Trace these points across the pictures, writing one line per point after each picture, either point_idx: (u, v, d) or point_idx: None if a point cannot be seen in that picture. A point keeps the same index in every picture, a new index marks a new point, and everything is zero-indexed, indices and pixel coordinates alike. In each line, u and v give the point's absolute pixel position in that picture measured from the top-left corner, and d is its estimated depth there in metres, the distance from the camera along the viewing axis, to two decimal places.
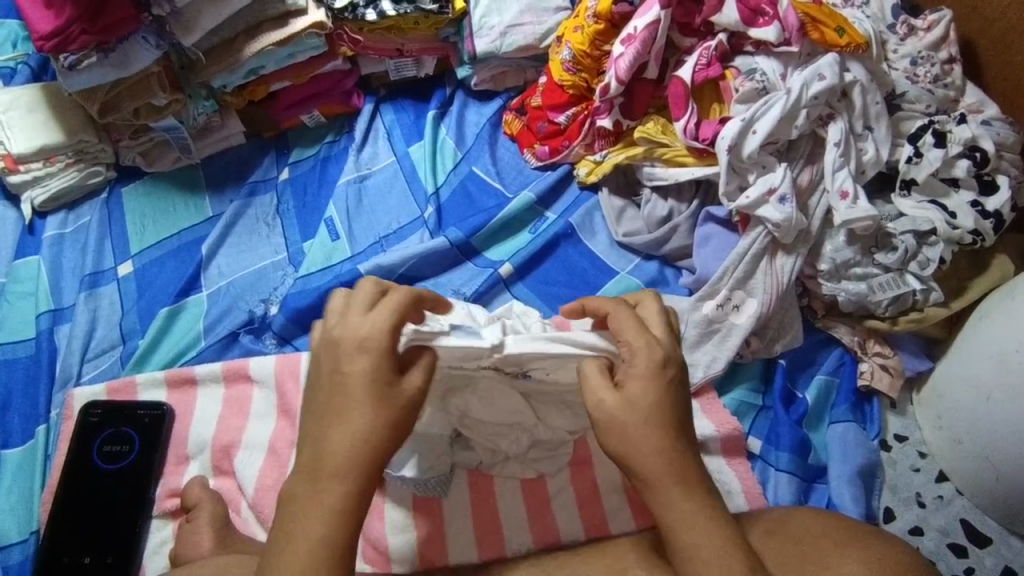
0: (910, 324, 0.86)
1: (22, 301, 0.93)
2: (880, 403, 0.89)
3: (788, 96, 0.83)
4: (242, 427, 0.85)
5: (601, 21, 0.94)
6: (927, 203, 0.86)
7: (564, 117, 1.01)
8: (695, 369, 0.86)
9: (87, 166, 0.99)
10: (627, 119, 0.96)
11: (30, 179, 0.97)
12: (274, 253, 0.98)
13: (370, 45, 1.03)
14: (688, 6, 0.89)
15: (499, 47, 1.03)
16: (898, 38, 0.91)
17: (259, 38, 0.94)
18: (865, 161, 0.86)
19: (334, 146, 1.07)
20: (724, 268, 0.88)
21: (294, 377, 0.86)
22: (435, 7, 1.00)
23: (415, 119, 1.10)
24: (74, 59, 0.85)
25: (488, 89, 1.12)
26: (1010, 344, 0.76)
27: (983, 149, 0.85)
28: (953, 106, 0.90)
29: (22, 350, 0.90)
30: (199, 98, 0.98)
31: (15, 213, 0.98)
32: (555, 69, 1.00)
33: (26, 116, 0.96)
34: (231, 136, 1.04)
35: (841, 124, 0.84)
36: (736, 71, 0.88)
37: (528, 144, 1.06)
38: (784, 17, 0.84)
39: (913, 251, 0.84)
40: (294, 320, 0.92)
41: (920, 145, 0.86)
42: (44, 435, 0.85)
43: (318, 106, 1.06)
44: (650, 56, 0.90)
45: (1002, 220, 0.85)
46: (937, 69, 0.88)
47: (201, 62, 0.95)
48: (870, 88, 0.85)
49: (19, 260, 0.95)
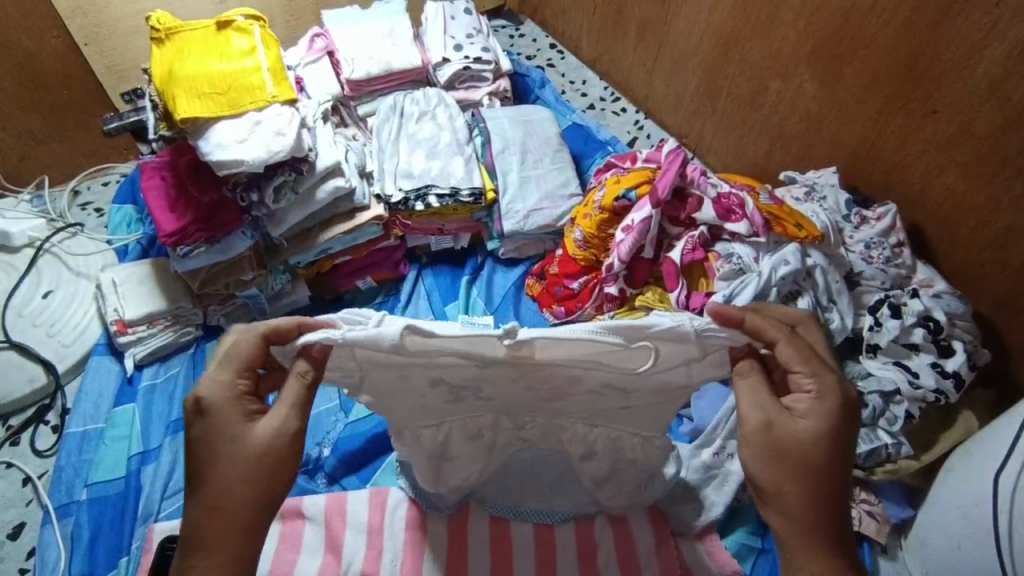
0: (885, 474, 0.96)
1: (116, 443, 1.09)
2: (870, 548, 0.98)
3: (760, 277, 1.00)
4: (294, 561, 0.91)
5: (606, 212, 1.15)
6: (890, 364, 1.00)
7: (577, 284, 1.19)
8: (698, 512, 0.95)
9: (181, 327, 1.20)
10: (630, 287, 1.15)
11: (134, 339, 1.17)
12: (328, 400, 1.15)
13: (416, 227, 1.25)
14: (674, 204, 1.11)
15: (523, 227, 1.24)
16: (853, 226, 1.10)
17: (332, 228, 1.17)
18: (832, 329, 1.00)
19: (383, 306, 1.28)
20: (716, 420, 1.02)
21: (341, 516, 0.96)
22: (471, 199, 1.22)
23: (451, 282, 1.30)
24: (188, 249, 1.07)
25: (513, 257, 1.32)
26: (969, 498, 0.85)
27: (935, 319, 0.99)
28: (907, 281, 1.07)
29: (113, 487, 1.04)
30: (278, 272, 1.20)
31: (117, 366, 1.17)
32: (569, 245, 1.20)
33: (137, 288, 1.18)
34: (299, 302, 1.25)
35: (809, 299, 1.00)
36: (717, 254, 1.08)
37: (547, 304, 1.24)
38: (752, 216, 1.05)
39: (882, 410, 0.96)
40: (344, 461, 1.07)
41: (879, 316, 1.01)
42: (125, 566, 0.97)
43: (371, 274, 1.28)
44: (645, 242, 1.10)
45: (962, 379, 0.95)
46: (888, 251, 1.05)
47: (283, 246, 1.17)
48: (829, 270, 1.03)
49: (117, 408, 1.13)
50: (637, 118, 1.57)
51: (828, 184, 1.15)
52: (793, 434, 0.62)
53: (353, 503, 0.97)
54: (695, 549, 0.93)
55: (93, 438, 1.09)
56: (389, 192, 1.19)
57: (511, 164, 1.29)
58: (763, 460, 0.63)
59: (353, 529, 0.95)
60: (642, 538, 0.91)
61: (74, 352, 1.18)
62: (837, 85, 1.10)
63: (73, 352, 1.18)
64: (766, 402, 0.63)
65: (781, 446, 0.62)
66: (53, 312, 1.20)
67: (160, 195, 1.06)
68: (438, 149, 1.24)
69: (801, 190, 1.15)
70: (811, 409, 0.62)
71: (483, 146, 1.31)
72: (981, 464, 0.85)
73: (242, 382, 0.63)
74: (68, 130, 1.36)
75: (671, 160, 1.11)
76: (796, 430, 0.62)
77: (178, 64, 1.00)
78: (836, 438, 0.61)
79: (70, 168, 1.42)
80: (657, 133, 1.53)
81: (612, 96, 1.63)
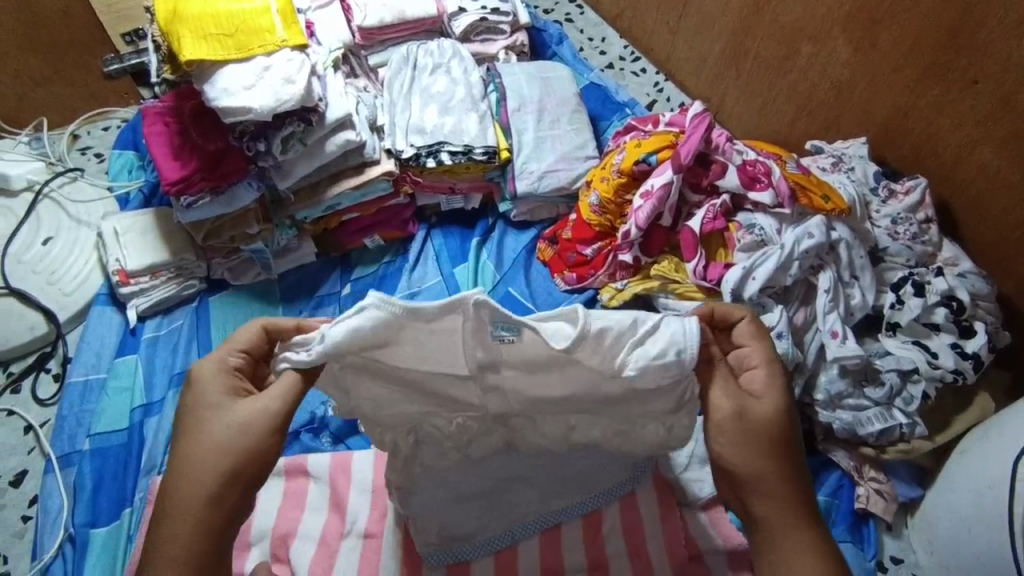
0: (897, 453, 0.95)
1: (118, 395, 1.08)
2: (876, 525, 0.98)
3: (782, 251, 0.98)
4: (298, 519, 0.92)
5: (625, 176, 1.10)
6: (910, 343, 0.97)
7: (591, 250, 1.16)
8: (703, 485, 0.92)
9: (184, 280, 1.17)
10: (645, 255, 1.12)
11: (137, 290, 1.14)
12: None
13: (428, 185, 1.22)
14: (697, 170, 1.08)
15: (537, 188, 1.20)
16: (880, 200, 1.07)
17: (340, 183, 1.14)
18: (852, 306, 0.99)
19: (390, 266, 1.25)
20: None
21: (345, 474, 0.95)
22: (484, 157, 1.17)
23: (461, 244, 1.27)
24: (191, 200, 1.04)
25: (525, 220, 1.28)
26: (983, 482, 0.84)
27: (959, 299, 0.96)
28: (932, 259, 1.03)
29: (116, 437, 1.04)
30: (284, 227, 1.16)
31: (120, 317, 1.15)
32: (584, 209, 1.16)
33: (139, 237, 1.15)
34: (305, 259, 1.22)
35: (830, 274, 0.98)
36: (738, 225, 1.05)
37: (558, 270, 1.21)
38: (778, 184, 1.01)
39: (898, 388, 0.95)
40: (348, 422, 1.05)
41: (901, 294, 0.99)
42: (128, 517, 0.97)
43: (379, 232, 1.25)
44: (664, 210, 1.06)
45: (981, 361, 0.94)
46: (915, 227, 1.02)
47: (290, 200, 1.14)
48: (854, 245, 1.00)
49: (119, 359, 1.11)
50: (657, 80, 1.51)
51: (857, 155, 1.11)
52: (758, 416, 0.63)
53: (359, 462, 0.96)
54: (700, 519, 0.90)
55: (94, 389, 1.08)
56: (400, 147, 1.15)
57: (527, 123, 1.24)
58: (738, 447, 0.63)
59: (357, 489, 0.94)
60: (647, 507, 0.87)
61: (76, 301, 1.15)
62: (872, 51, 1.05)
63: (75, 301, 1.15)
64: (733, 389, 0.64)
65: (752, 429, 0.62)
66: (53, 259, 1.17)
67: (164, 142, 1.03)
68: (452, 105, 1.19)
69: (828, 160, 1.12)
70: (765, 391, 0.64)
71: (498, 102, 1.26)
72: (1000, 445, 0.83)
73: (234, 357, 0.65)
74: (65, 71, 1.30)
75: (696, 124, 1.07)
76: (765, 407, 0.63)
77: (182, 2, 0.95)
78: (791, 411, 0.64)
79: (68, 110, 1.37)
80: (677, 96, 1.47)
81: (632, 56, 1.56)
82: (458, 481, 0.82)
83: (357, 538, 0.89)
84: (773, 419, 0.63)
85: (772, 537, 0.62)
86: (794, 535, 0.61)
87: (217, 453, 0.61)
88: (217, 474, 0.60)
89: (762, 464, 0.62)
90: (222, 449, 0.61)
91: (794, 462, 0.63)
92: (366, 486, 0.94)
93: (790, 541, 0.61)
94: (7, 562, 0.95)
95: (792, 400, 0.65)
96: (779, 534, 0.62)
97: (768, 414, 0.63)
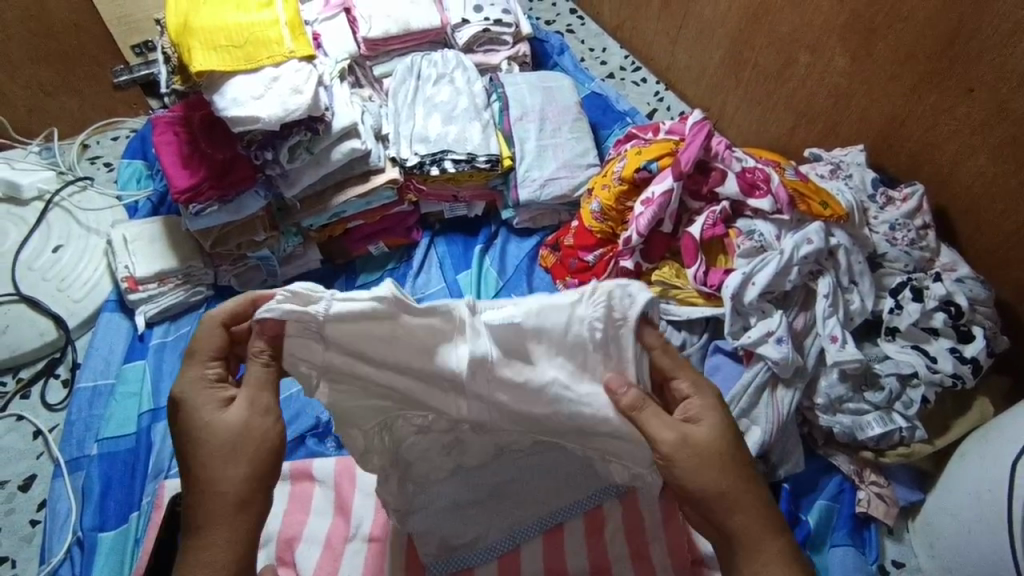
0: (898, 457, 0.96)
1: (126, 400, 1.09)
2: (878, 529, 0.98)
3: (781, 256, 0.99)
4: (304, 522, 0.93)
5: (626, 183, 1.12)
6: (909, 348, 0.98)
7: (592, 256, 1.17)
8: None
9: (191, 286, 1.19)
10: (646, 261, 1.13)
11: (145, 297, 1.16)
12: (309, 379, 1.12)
13: (431, 193, 1.24)
14: (697, 178, 1.10)
15: (539, 196, 1.22)
16: (878, 207, 1.08)
17: (345, 191, 1.15)
18: (852, 311, 1.00)
19: (394, 272, 1.26)
20: (732, 397, 0.99)
21: (350, 478, 0.96)
22: (487, 165, 1.20)
23: (464, 251, 1.28)
24: (200, 207, 1.06)
25: (528, 227, 1.30)
26: (983, 485, 0.85)
27: (957, 304, 0.97)
28: (930, 265, 1.04)
29: (125, 442, 1.05)
30: (290, 234, 1.18)
31: (128, 323, 1.16)
32: (586, 216, 1.18)
33: (148, 245, 1.17)
34: (310, 265, 1.24)
35: (829, 279, 1.00)
36: (738, 231, 1.06)
37: (561, 276, 1.22)
38: (777, 192, 1.03)
39: (898, 392, 0.96)
40: None
41: (900, 299, 1.00)
42: (135, 521, 0.98)
43: (384, 239, 1.27)
44: (665, 216, 1.08)
45: (979, 366, 0.95)
46: (914, 233, 1.03)
47: (296, 208, 1.15)
48: (853, 250, 1.00)
49: (127, 365, 1.13)
50: (658, 89, 1.53)
51: (855, 162, 1.13)
52: (698, 439, 0.64)
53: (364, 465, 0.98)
54: None
55: (103, 394, 1.10)
56: (405, 155, 1.17)
57: (528, 132, 1.26)
58: (691, 473, 0.64)
59: (362, 493, 0.95)
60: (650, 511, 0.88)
61: (85, 308, 1.17)
62: (868, 60, 1.07)
63: (84, 308, 1.17)
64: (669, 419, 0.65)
65: (698, 451, 0.64)
66: (63, 266, 1.19)
67: (174, 151, 1.05)
68: (456, 114, 1.21)
69: (826, 168, 1.14)
70: (705, 412, 0.66)
71: (500, 112, 1.28)
72: (1000, 448, 0.84)
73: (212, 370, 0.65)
74: (76, 81, 1.32)
75: (696, 132, 1.09)
76: (701, 431, 0.65)
77: (193, 14, 0.97)
78: (729, 426, 0.66)
79: (78, 120, 1.39)
80: (677, 105, 1.49)
81: (633, 65, 1.58)
82: (454, 489, 0.84)
83: (362, 542, 0.90)
84: (715, 436, 0.64)
85: (749, 545, 0.62)
86: (772, 538, 0.62)
87: (221, 457, 0.61)
88: (219, 477, 0.60)
89: (720, 481, 0.63)
90: (225, 453, 0.61)
91: (747, 476, 0.64)
92: (370, 489, 0.95)
93: (766, 550, 0.62)
94: (15, 566, 0.96)
95: (732, 421, 0.66)
96: (754, 538, 0.62)
97: (708, 436, 0.64)
